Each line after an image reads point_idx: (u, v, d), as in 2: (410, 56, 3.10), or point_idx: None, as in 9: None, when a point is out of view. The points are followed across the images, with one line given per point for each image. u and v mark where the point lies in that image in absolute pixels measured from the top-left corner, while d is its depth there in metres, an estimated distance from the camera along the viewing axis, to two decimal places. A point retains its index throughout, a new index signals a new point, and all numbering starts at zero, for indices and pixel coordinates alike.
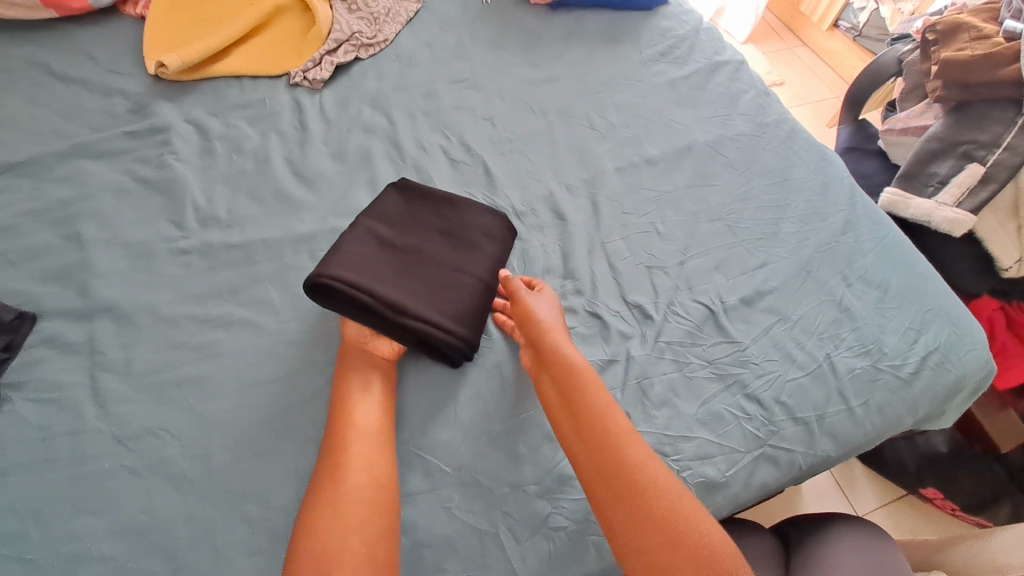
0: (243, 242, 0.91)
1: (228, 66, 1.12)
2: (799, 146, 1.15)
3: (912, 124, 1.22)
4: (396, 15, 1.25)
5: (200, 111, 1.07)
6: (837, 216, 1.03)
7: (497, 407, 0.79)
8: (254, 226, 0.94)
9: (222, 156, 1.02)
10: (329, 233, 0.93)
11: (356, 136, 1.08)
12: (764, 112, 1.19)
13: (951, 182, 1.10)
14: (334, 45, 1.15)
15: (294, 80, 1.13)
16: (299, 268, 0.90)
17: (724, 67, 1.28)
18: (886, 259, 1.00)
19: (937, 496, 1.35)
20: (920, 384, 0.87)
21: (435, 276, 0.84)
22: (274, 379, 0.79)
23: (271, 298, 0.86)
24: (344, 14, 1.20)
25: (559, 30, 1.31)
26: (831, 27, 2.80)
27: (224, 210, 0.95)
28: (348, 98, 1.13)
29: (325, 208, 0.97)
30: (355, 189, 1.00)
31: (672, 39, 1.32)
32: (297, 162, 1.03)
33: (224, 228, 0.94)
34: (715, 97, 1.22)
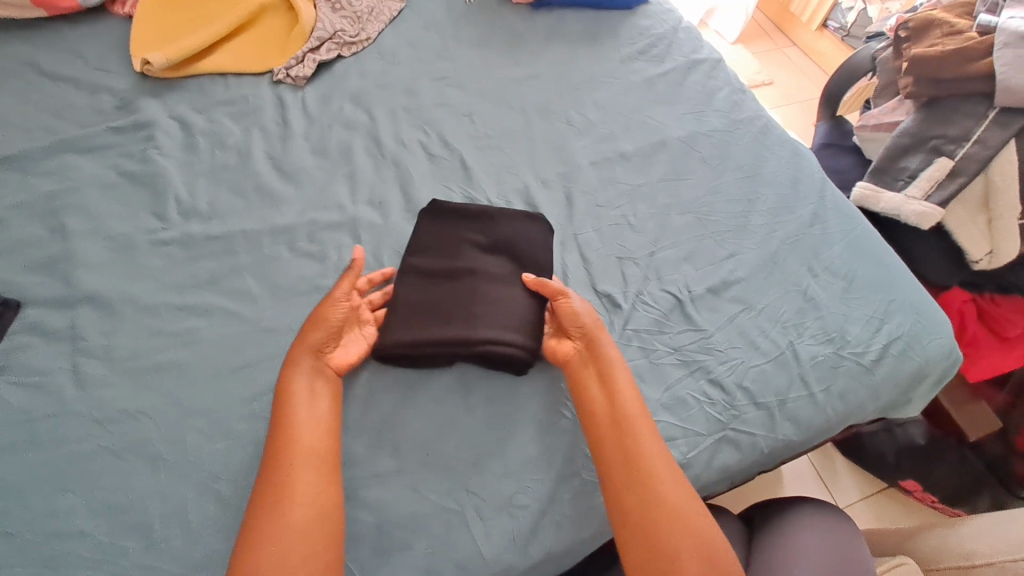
0: (223, 233, 0.94)
1: (213, 64, 1.15)
2: (773, 142, 1.18)
3: (886, 119, 1.24)
4: (379, 14, 1.28)
5: (185, 107, 1.10)
6: (806, 210, 1.05)
7: (466, 391, 0.81)
8: (235, 218, 0.96)
9: (205, 151, 1.04)
10: (307, 225, 0.96)
11: (337, 132, 1.10)
12: (738, 109, 1.22)
13: (921, 176, 1.11)
14: (316, 44, 1.18)
15: (277, 77, 1.16)
16: (277, 259, 0.92)
17: (701, 66, 1.31)
18: (853, 250, 1.02)
19: (915, 487, 1.37)
20: (882, 371, 0.89)
21: (498, 293, 0.85)
22: (249, 364, 0.81)
23: (249, 288, 0.89)
24: (328, 14, 1.22)
25: (540, 29, 1.34)
26: (819, 27, 2.82)
27: (206, 202, 0.98)
28: (330, 95, 1.16)
29: (305, 201, 1.00)
30: (335, 183, 1.03)
31: (651, 38, 1.34)
32: (278, 157, 1.05)
33: (205, 220, 0.96)
34: (691, 94, 1.24)
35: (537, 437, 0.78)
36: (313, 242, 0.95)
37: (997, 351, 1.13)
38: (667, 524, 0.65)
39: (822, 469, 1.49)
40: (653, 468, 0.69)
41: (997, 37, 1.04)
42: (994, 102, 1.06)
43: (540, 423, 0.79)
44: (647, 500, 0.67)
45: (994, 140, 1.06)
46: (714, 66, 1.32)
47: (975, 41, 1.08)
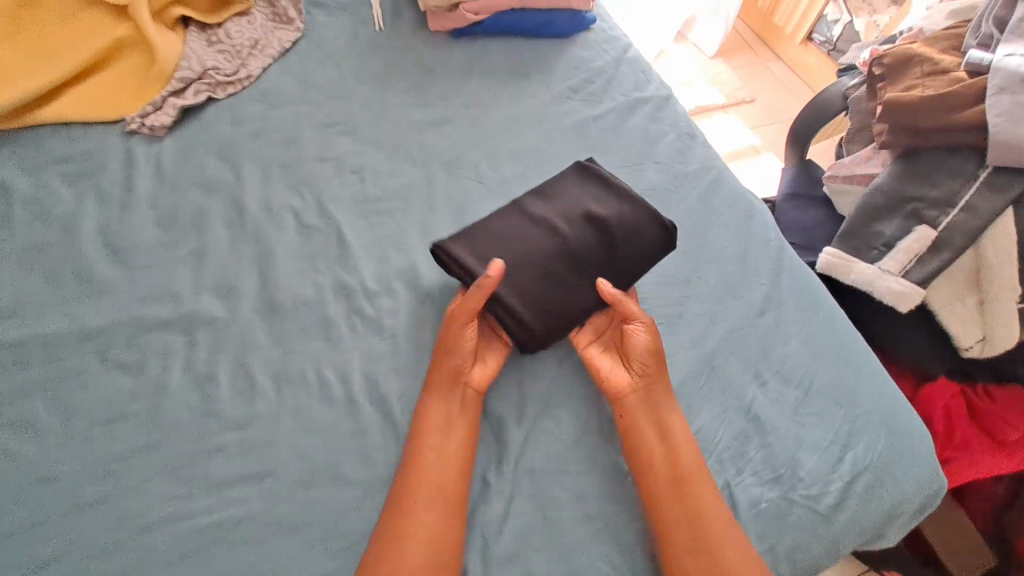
0: (20, 339, 0.75)
1: (52, 112, 0.95)
2: (720, 201, 0.98)
3: (859, 171, 1.06)
4: (264, 47, 1.08)
5: (9, 167, 0.91)
6: (756, 293, 0.86)
7: (300, 561, 0.64)
8: (42, 316, 0.78)
9: (24, 224, 0.85)
10: (130, 326, 0.78)
11: (192, 197, 0.91)
12: (683, 158, 1.03)
13: (898, 247, 0.93)
14: (180, 85, 0.99)
15: (129, 127, 0.96)
16: (84, 373, 0.74)
17: (645, 105, 1.12)
18: (813, 346, 0.83)
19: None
20: (844, 518, 0.71)
21: (559, 283, 0.77)
22: (20, 530, 0.64)
23: (40, 416, 0.70)
24: (198, 48, 1.03)
25: (459, 61, 1.15)
26: (805, 40, 2.63)
27: (9, 295, 0.79)
28: (192, 147, 0.96)
29: (136, 291, 0.81)
30: (178, 265, 0.84)
31: (588, 72, 1.15)
32: (113, 230, 0.86)
33: (4, 318, 0.77)
34: (630, 141, 1.05)
35: None
36: (134, 348, 0.76)
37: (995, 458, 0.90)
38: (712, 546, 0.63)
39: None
40: (713, 526, 0.65)
41: (991, 80, 0.85)
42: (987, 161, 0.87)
43: None
44: (704, 522, 0.65)
45: (985, 208, 0.87)
46: (659, 105, 1.13)
47: (963, 84, 0.89)
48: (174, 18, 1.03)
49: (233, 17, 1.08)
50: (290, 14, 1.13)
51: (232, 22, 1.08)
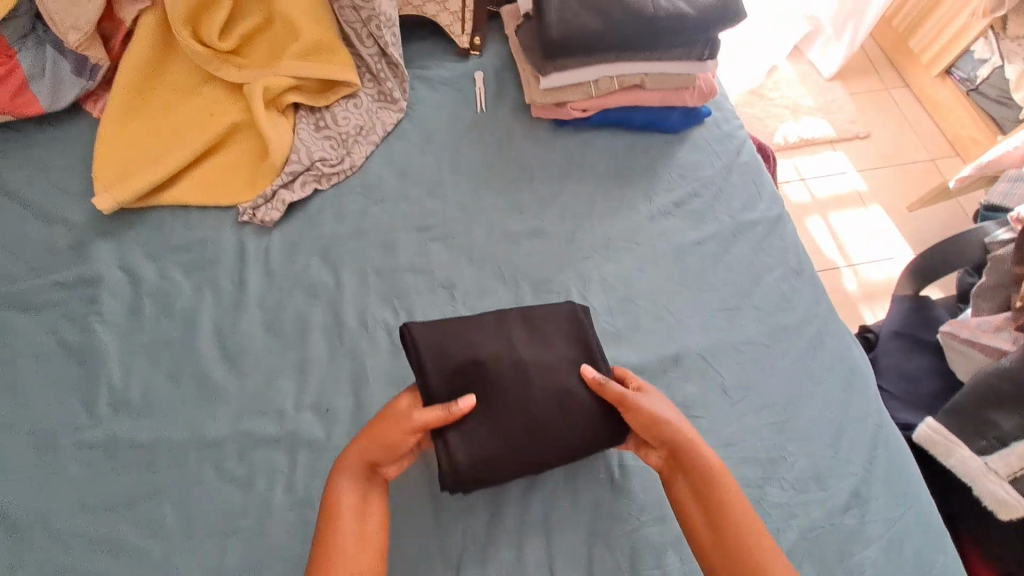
0: (149, 442, 0.84)
1: (173, 197, 1.01)
2: (819, 366, 0.94)
3: (985, 339, 0.99)
4: (369, 133, 1.08)
5: (138, 252, 0.97)
6: (840, 487, 0.84)
7: None
8: (167, 420, 0.86)
9: (151, 319, 0.93)
10: (240, 439, 0.85)
11: (297, 301, 0.96)
12: (785, 306, 0.98)
13: (1011, 449, 0.90)
14: (289, 178, 1.01)
15: (241, 218, 1.00)
16: (202, 483, 0.82)
17: (751, 232, 1.05)
18: (896, 554, 0.81)
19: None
20: None
21: (522, 431, 0.76)
22: None
23: (165, 522, 0.80)
24: (307, 136, 1.04)
25: (561, 157, 1.11)
26: (942, 73, 2.33)
27: (139, 393, 0.88)
28: (298, 244, 1.00)
29: (246, 402, 0.88)
30: (282, 377, 0.90)
31: (694, 184, 1.09)
32: (226, 332, 0.93)
33: (135, 417, 0.86)
34: (730, 278, 1.00)
35: None
36: (244, 463, 0.84)
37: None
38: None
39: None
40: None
41: None
42: None
43: None
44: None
45: None
46: (768, 231, 1.06)
47: None
48: (287, 104, 1.04)
49: (341, 98, 1.07)
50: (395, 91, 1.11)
51: (339, 104, 1.07)
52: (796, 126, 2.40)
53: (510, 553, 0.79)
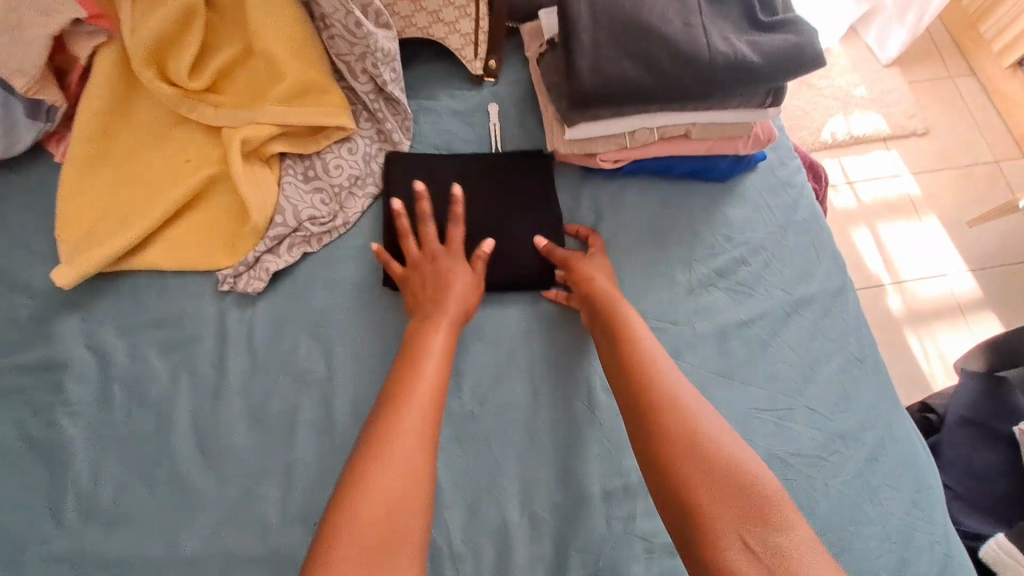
0: (122, 558, 0.76)
1: (146, 263, 0.88)
2: (878, 481, 0.82)
3: None
4: (366, 182, 0.93)
5: (107, 329, 0.87)
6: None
7: None
8: (141, 531, 0.78)
9: (122, 408, 0.83)
10: (221, 558, 0.77)
11: (284, 389, 0.85)
12: (843, 407, 0.85)
13: None
14: (274, 242, 0.88)
15: (222, 288, 0.88)
16: None
17: (802, 312, 0.91)
18: None
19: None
20: None
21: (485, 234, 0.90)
22: None
23: None
24: (295, 189, 0.90)
25: (585, 213, 0.96)
26: (1012, 64, 1.88)
27: (111, 499, 0.79)
28: (284, 319, 0.88)
29: (227, 512, 0.79)
30: (266, 482, 0.80)
31: (741, 250, 0.94)
32: (205, 427, 0.83)
33: (107, 527, 0.78)
34: (779, 369, 0.87)
35: None
36: None
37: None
38: (733, 492, 0.63)
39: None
40: (682, 417, 0.71)
41: None
42: None
43: None
44: (711, 474, 0.65)
45: None
46: (825, 310, 0.92)
47: None
48: (270, 153, 0.89)
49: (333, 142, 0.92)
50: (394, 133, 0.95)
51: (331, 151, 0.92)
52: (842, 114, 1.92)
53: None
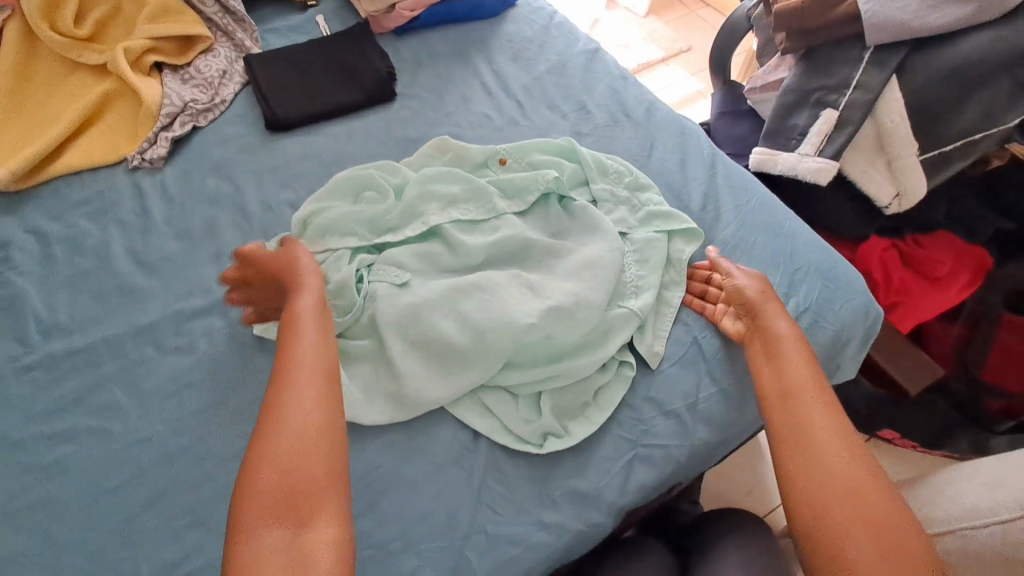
0: (81, 349, 0.70)
1: (65, 163, 0.85)
2: (725, 189, 0.84)
3: (769, 78, 0.97)
4: (236, 74, 0.96)
5: (43, 216, 0.82)
6: (788, 304, 0.73)
7: None
8: (97, 328, 0.72)
9: (66, 261, 0.78)
10: (99, 384, 0.68)
11: (199, 215, 0.81)
12: (724, 162, 0.88)
13: (811, 131, 0.86)
14: (168, 119, 0.88)
15: (130, 164, 0.85)
16: (94, 421, 0.66)
17: (631, 104, 0.95)
18: (836, 301, 0.75)
19: (894, 434, 1.10)
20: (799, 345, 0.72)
21: (380, 81, 0.94)
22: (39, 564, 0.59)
23: (115, 406, 0.66)
24: (175, 84, 0.92)
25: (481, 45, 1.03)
26: None
27: (68, 311, 0.74)
28: (194, 173, 0.86)
29: (100, 372, 0.69)
30: (158, 312, 0.73)
31: (575, 83, 0.98)
32: (60, 310, 0.74)
33: (67, 337, 0.72)
34: (630, 151, 0.89)
35: None
36: (122, 387, 0.68)
37: (931, 295, 0.89)
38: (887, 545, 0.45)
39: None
40: (810, 432, 0.53)
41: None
42: (866, 48, 0.83)
43: None
44: (851, 509, 0.47)
45: (884, 118, 0.83)
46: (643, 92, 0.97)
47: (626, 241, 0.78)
48: (147, 66, 0.93)
49: (197, 57, 0.97)
50: (219, 73, 0.94)
51: (166, 81, 0.92)
52: (685, 69, 1.97)
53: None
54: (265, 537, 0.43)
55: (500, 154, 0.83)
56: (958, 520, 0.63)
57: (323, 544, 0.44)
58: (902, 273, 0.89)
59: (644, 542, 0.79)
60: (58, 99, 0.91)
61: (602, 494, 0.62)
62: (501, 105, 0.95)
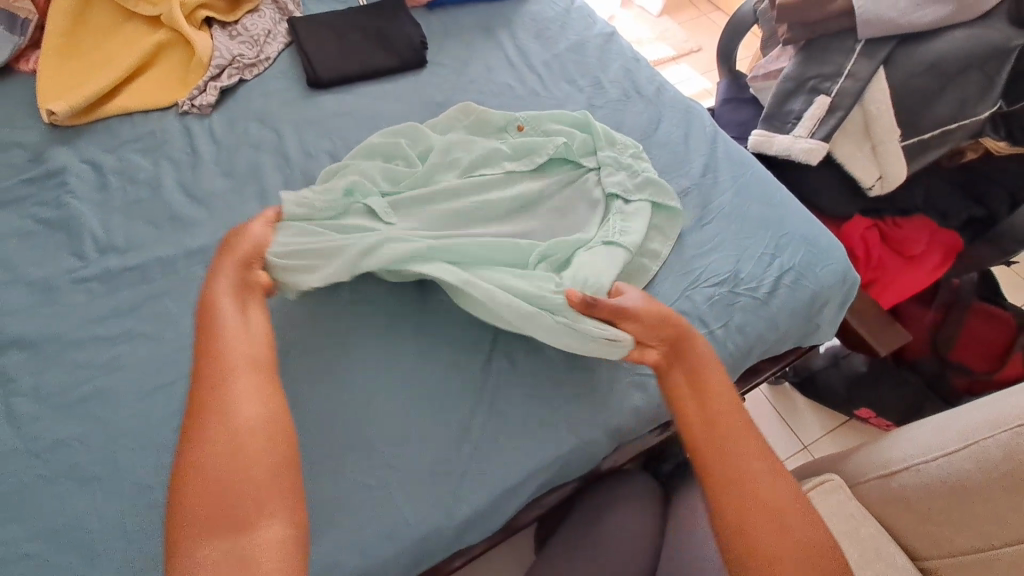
0: (136, 266, 0.78)
1: (120, 104, 0.92)
2: (724, 162, 0.92)
3: (770, 68, 1.05)
4: (280, 34, 1.03)
5: (99, 149, 0.89)
6: (774, 263, 0.82)
7: (375, 493, 0.63)
8: (149, 249, 0.79)
9: (120, 190, 0.85)
10: (152, 297, 0.75)
11: (243, 157, 0.89)
12: (723, 138, 0.96)
13: (804, 115, 0.94)
14: (216, 70, 0.96)
15: (180, 108, 0.93)
16: (147, 327, 0.73)
17: (643, 83, 1.03)
18: (816, 263, 0.83)
19: (869, 413, 1.19)
20: (784, 305, 0.80)
21: (413, 48, 1.02)
22: (90, 442, 0.65)
23: (168, 315, 0.74)
24: (224, 39, 1.00)
25: (506, 23, 1.11)
26: None
27: (123, 233, 0.81)
28: (239, 120, 0.93)
29: (154, 287, 0.76)
30: (207, 238, 0.80)
31: (592, 62, 1.06)
32: (115, 231, 0.81)
33: (123, 255, 0.79)
34: (639, 124, 0.97)
35: (450, 514, 0.63)
36: (175, 300, 0.75)
37: (907, 271, 0.97)
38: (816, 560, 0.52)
39: (779, 406, 1.28)
40: (748, 459, 0.57)
41: None
42: (859, 39, 0.91)
43: (452, 514, 0.63)
44: (786, 533, 0.52)
45: (870, 104, 0.91)
46: (654, 73, 1.05)
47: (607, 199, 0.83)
48: (198, 21, 1.00)
49: (244, 16, 1.04)
50: (264, 32, 1.02)
51: (215, 36, 1.00)
52: (694, 68, 2.05)
53: (368, 465, 0.64)
54: (204, 547, 0.44)
55: (517, 122, 0.88)
56: (913, 458, 0.73)
57: (269, 541, 0.45)
58: (880, 253, 0.98)
59: (633, 478, 0.87)
60: (114, 45, 0.98)
61: (599, 413, 0.70)
62: (523, 77, 1.03)
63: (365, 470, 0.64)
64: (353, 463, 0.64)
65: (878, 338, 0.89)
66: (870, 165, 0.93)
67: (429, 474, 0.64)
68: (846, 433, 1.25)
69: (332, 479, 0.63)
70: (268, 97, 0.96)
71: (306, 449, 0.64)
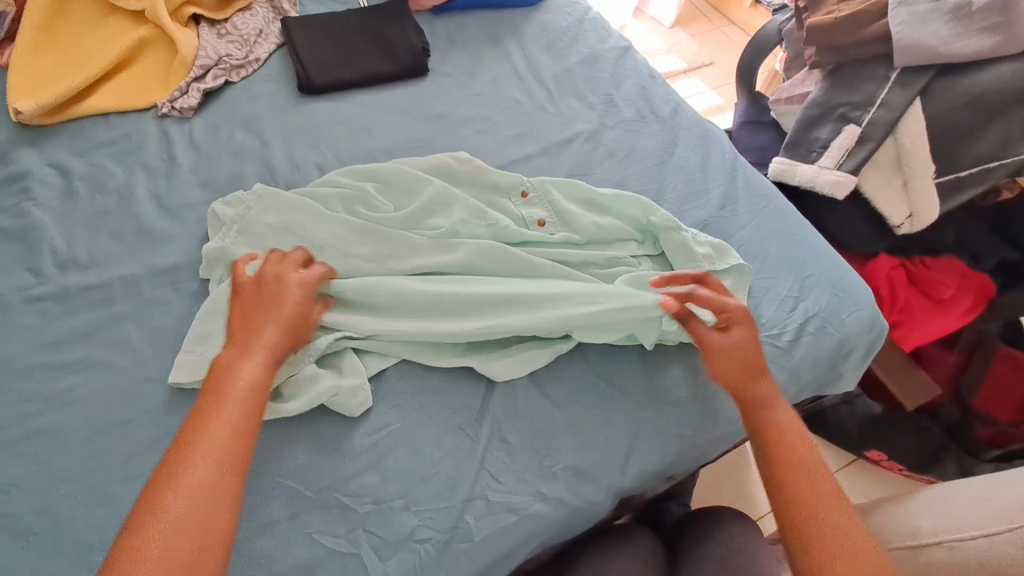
0: (98, 283, 0.71)
1: (94, 103, 0.85)
2: (744, 193, 0.86)
3: (794, 91, 0.99)
4: (272, 34, 0.96)
5: (67, 152, 0.82)
6: (798, 308, 0.75)
7: (344, 558, 0.56)
8: (114, 266, 0.72)
9: (87, 198, 0.78)
10: (112, 321, 0.68)
11: (223, 166, 0.82)
12: (742, 165, 0.90)
13: (832, 145, 0.87)
14: (200, 70, 0.89)
15: (160, 111, 0.86)
16: (104, 354, 0.66)
17: (658, 103, 0.96)
18: (840, 306, 0.76)
19: (882, 457, 1.11)
20: (807, 354, 0.73)
21: (413, 54, 0.95)
22: (29, 487, 0.58)
23: (130, 340, 0.67)
24: (211, 37, 0.93)
25: (515, 31, 1.05)
26: None
27: (86, 248, 0.74)
28: (223, 126, 0.86)
29: (116, 309, 0.69)
30: (178, 254, 0.73)
31: (605, 76, 0.99)
32: (78, 244, 0.74)
33: (84, 271, 0.72)
34: (652, 145, 0.91)
35: None
36: (139, 325, 0.68)
37: (934, 315, 0.91)
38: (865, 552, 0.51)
39: None
40: (788, 439, 0.57)
41: (892, 19, 0.83)
42: (894, 66, 0.85)
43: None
44: (837, 521, 0.52)
45: (903, 136, 0.84)
46: (671, 92, 0.99)
47: (614, 236, 0.77)
48: (185, 17, 0.94)
49: (235, 14, 0.97)
50: (255, 32, 0.95)
51: (202, 34, 0.93)
52: (705, 82, 1.99)
53: (339, 528, 0.57)
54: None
55: (522, 185, 0.79)
56: (945, 532, 0.65)
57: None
58: (905, 294, 0.91)
59: (632, 532, 0.80)
60: (92, 39, 0.91)
61: (601, 472, 0.63)
62: (530, 91, 0.96)
63: (336, 534, 0.57)
64: (323, 525, 0.57)
65: (902, 390, 0.82)
66: (901, 202, 0.86)
67: (408, 541, 0.57)
68: (859, 471, 1.16)
69: (299, 542, 0.56)
70: (255, 102, 0.89)
71: (273, 505, 0.58)
